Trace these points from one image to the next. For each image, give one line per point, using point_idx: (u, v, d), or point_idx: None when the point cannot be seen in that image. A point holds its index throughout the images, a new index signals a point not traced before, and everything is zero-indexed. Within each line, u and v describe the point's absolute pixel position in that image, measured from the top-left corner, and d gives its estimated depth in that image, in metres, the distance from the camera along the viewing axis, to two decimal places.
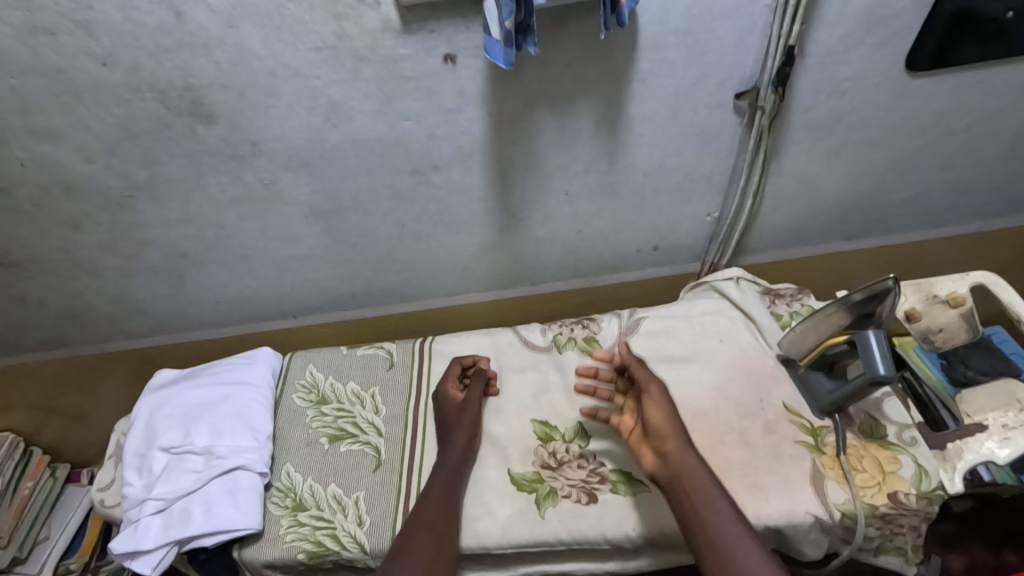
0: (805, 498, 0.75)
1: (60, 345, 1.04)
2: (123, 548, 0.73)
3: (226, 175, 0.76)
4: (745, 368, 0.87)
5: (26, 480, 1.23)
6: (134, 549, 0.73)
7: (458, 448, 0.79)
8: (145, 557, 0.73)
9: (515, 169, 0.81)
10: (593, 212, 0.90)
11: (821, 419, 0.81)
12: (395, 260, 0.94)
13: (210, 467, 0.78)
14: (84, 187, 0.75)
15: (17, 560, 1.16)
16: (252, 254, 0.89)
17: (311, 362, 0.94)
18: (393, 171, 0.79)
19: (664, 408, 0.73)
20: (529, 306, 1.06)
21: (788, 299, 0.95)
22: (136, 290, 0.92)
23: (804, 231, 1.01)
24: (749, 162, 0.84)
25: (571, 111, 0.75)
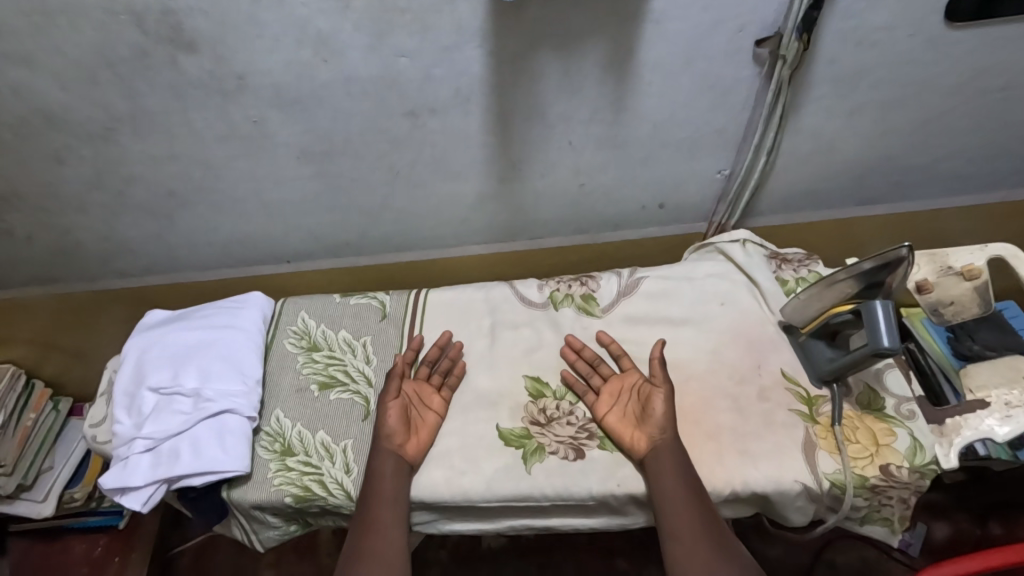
0: (795, 467, 0.74)
1: (53, 282, 1.03)
2: (113, 483, 0.74)
3: (211, 111, 0.72)
4: (744, 333, 0.85)
5: (29, 411, 1.26)
6: (125, 486, 0.74)
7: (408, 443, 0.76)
8: (136, 493, 0.74)
9: (516, 116, 0.76)
10: (597, 166, 0.86)
11: (818, 388, 0.80)
12: (389, 208, 0.91)
13: (199, 409, 0.78)
14: (63, 117, 0.71)
15: (23, 487, 1.22)
16: (242, 196, 0.86)
17: (303, 309, 0.93)
18: (387, 113, 0.74)
19: (664, 408, 0.75)
20: (528, 261, 1.04)
21: (795, 264, 0.91)
22: (125, 228, 0.90)
23: (818, 194, 0.96)
24: (765, 117, 0.79)
25: (578, 54, 0.69)
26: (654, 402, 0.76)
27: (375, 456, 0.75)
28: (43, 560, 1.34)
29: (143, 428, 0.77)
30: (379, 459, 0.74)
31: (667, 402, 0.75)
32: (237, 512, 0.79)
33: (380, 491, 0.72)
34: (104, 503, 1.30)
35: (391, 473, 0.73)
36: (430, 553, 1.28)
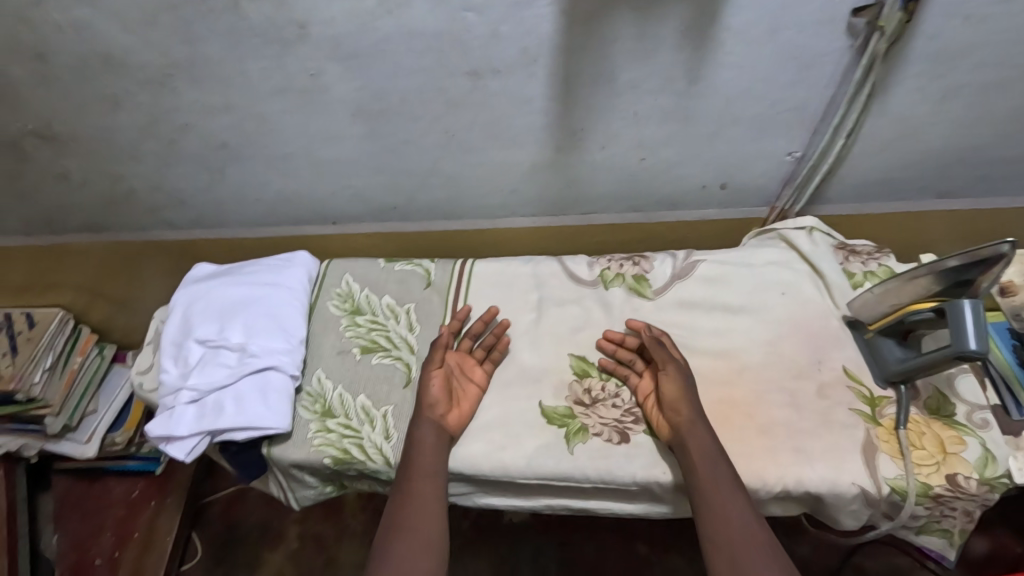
0: (853, 469, 0.70)
1: (103, 230, 1.04)
2: (159, 431, 0.74)
3: (270, 61, 0.70)
4: (806, 326, 0.81)
5: (76, 355, 1.28)
6: (170, 434, 0.74)
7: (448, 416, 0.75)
8: (181, 443, 0.75)
9: (582, 81, 0.72)
10: (660, 140, 0.82)
11: (883, 389, 0.75)
12: (440, 173, 0.88)
13: (244, 364, 0.78)
14: (122, 61, 0.70)
15: (69, 428, 1.26)
16: (293, 153, 0.84)
17: (348, 271, 0.92)
18: (449, 72, 0.71)
19: (683, 388, 0.72)
20: (575, 237, 1.01)
21: (864, 256, 0.86)
22: (176, 179, 0.90)
23: (892, 183, 0.90)
24: (850, 95, 0.74)
25: (656, 17, 0.65)
26: (665, 381, 0.74)
27: (416, 427, 0.74)
28: (84, 498, 1.39)
29: (189, 379, 0.77)
30: (419, 428, 0.73)
31: (683, 382, 0.73)
32: (275, 469, 0.80)
33: (418, 464, 0.70)
34: (142, 449, 1.35)
35: (432, 445, 0.72)
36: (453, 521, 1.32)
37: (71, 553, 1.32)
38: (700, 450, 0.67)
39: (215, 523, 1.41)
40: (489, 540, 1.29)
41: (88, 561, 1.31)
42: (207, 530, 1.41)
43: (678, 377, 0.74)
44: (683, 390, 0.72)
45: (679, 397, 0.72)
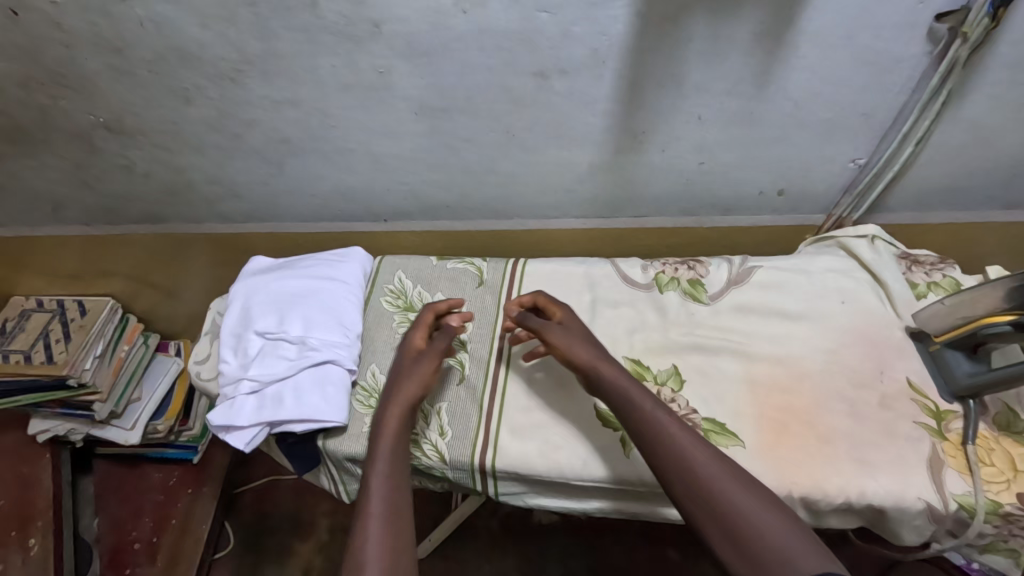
0: (918, 483, 0.68)
1: (160, 221, 1.06)
2: (220, 420, 0.76)
3: (341, 58, 0.71)
4: (869, 336, 0.79)
5: (123, 343, 1.31)
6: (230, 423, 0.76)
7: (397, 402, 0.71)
8: (241, 433, 0.76)
9: (649, 82, 0.72)
10: (722, 143, 0.81)
11: (949, 402, 0.74)
12: (496, 173, 0.88)
13: (302, 357, 0.79)
14: (197, 55, 0.71)
15: (115, 414, 1.29)
16: (353, 149, 0.85)
17: (400, 268, 0.93)
18: (516, 71, 0.72)
19: (589, 353, 0.71)
20: (624, 239, 1.00)
21: (927, 267, 0.84)
22: (236, 173, 0.91)
23: (956, 193, 0.88)
24: (924, 102, 0.72)
25: (733, 19, 0.64)
26: (574, 347, 0.72)
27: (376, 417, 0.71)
28: (124, 483, 1.42)
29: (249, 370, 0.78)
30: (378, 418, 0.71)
31: (592, 347, 0.72)
32: (329, 461, 0.81)
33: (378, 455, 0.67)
34: (181, 437, 1.37)
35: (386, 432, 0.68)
36: (481, 520, 1.33)
37: (110, 535, 1.35)
38: (659, 422, 0.63)
39: (247, 511, 1.45)
40: (518, 538, 1.30)
41: (128, 544, 1.34)
42: (239, 518, 1.44)
43: (579, 341, 0.73)
44: (594, 354, 0.71)
45: (603, 367, 0.69)
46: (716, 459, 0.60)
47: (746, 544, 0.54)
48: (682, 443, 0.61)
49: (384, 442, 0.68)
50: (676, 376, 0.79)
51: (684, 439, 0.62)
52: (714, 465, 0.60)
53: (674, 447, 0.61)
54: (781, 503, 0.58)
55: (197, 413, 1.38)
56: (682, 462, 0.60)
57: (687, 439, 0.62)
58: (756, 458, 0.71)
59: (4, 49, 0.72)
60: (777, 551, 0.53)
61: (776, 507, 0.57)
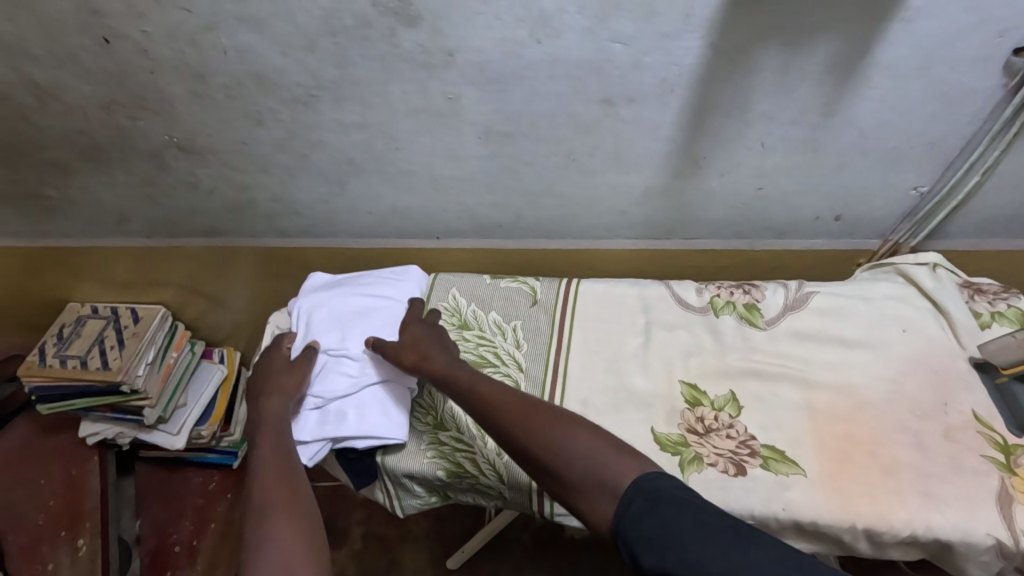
0: (987, 519, 0.67)
1: (218, 235, 1.10)
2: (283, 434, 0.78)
3: (413, 84, 0.73)
4: (932, 366, 0.78)
5: (172, 350, 1.33)
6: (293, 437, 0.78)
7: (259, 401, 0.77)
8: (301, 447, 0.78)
9: (715, 111, 0.73)
10: (782, 169, 0.81)
11: (1018, 437, 0.72)
12: (553, 195, 0.90)
13: (363, 375, 0.81)
14: (275, 81, 0.74)
15: (162, 419, 1.31)
16: (415, 170, 0.87)
17: (454, 286, 0.94)
18: (584, 98, 0.73)
19: (408, 353, 0.78)
20: (674, 260, 1.01)
21: (991, 296, 0.83)
22: (298, 191, 0.94)
23: (1019, 221, 0.87)
24: (994, 132, 0.72)
25: (805, 51, 0.65)
26: (399, 351, 0.79)
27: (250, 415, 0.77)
28: (166, 486, 1.45)
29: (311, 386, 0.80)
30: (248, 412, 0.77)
31: (420, 345, 0.79)
32: (386, 477, 0.82)
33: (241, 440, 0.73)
34: (223, 443, 1.43)
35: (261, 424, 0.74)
36: (513, 533, 1.34)
37: (152, 538, 1.39)
38: (473, 392, 0.70)
39: None
40: (553, 554, 1.30)
41: (169, 546, 1.38)
42: None
43: (401, 343, 0.80)
44: (424, 352, 0.78)
45: (409, 358, 0.77)
46: (562, 415, 0.65)
47: (582, 489, 0.58)
48: (509, 408, 0.66)
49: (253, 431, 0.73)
50: (733, 401, 0.79)
51: (520, 402, 0.67)
52: (564, 421, 0.64)
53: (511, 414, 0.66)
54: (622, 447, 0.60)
55: (238, 420, 1.44)
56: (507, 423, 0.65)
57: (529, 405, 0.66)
58: (819, 488, 0.70)
59: (93, 73, 0.75)
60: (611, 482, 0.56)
61: (611, 448, 0.59)
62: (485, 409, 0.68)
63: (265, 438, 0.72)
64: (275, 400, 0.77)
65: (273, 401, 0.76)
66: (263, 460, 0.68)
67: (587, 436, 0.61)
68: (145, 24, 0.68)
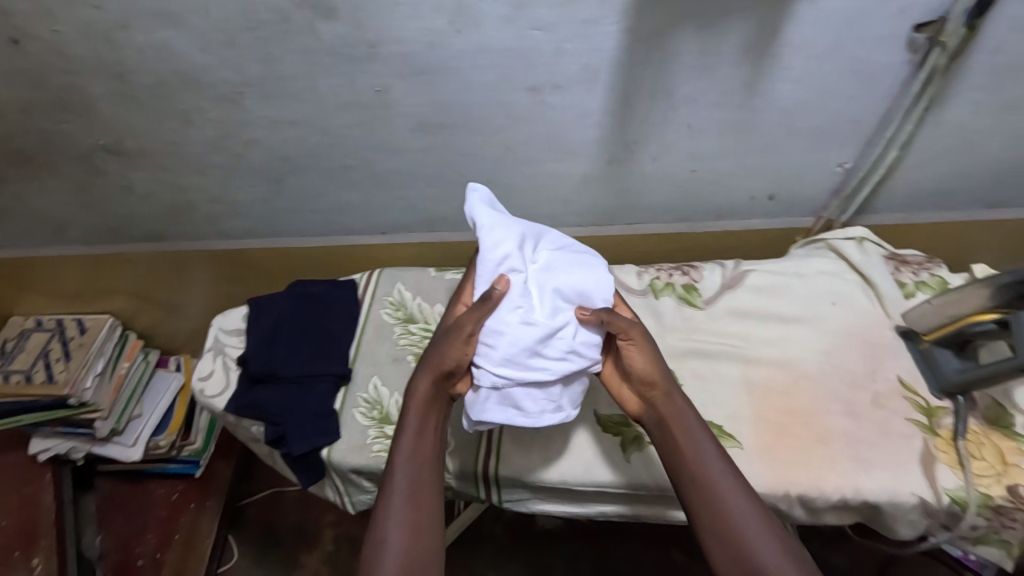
0: (911, 479, 0.70)
1: (160, 240, 1.07)
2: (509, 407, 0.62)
3: (339, 78, 0.72)
4: (860, 337, 0.81)
5: (124, 360, 1.31)
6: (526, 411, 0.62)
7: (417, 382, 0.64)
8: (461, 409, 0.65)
9: (641, 96, 0.74)
10: (713, 152, 0.83)
11: (939, 399, 0.76)
12: (494, 185, 0.90)
13: (563, 359, 0.61)
14: (198, 78, 0.73)
15: (115, 431, 1.28)
16: (354, 165, 0.87)
17: (399, 281, 0.94)
18: (512, 87, 0.73)
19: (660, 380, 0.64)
20: (621, 247, 1.02)
21: (915, 267, 0.86)
22: (236, 191, 0.93)
23: (943, 193, 0.91)
24: (906, 108, 0.74)
25: (719, 33, 0.66)
26: (639, 363, 0.64)
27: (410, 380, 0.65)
28: (129, 500, 1.42)
29: (492, 361, 0.61)
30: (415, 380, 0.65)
31: (653, 360, 0.65)
32: (334, 473, 0.82)
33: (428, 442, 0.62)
34: (183, 452, 1.36)
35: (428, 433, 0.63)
36: (485, 527, 1.35)
37: (116, 553, 1.35)
38: (666, 425, 0.63)
39: (253, 524, 1.44)
40: (523, 544, 1.32)
41: (133, 560, 1.34)
42: (245, 533, 1.42)
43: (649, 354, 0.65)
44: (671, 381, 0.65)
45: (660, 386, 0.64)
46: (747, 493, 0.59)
47: None
48: (699, 462, 0.60)
49: (412, 419, 0.63)
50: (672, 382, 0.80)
51: (713, 456, 0.61)
52: (742, 497, 0.58)
53: (700, 467, 0.60)
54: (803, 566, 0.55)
55: (199, 428, 1.37)
56: (693, 473, 0.60)
57: (719, 461, 0.60)
58: (752, 459, 0.73)
59: (9, 75, 0.73)
60: None
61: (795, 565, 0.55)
62: (671, 445, 0.62)
63: (411, 442, 0.62)
64: (426, 382, 0.64)
65: (427, 380, 0.64)
66: (407, 484, 0.59)
67: (763, 527, 0.57)
68: (57, 23, 0.67)
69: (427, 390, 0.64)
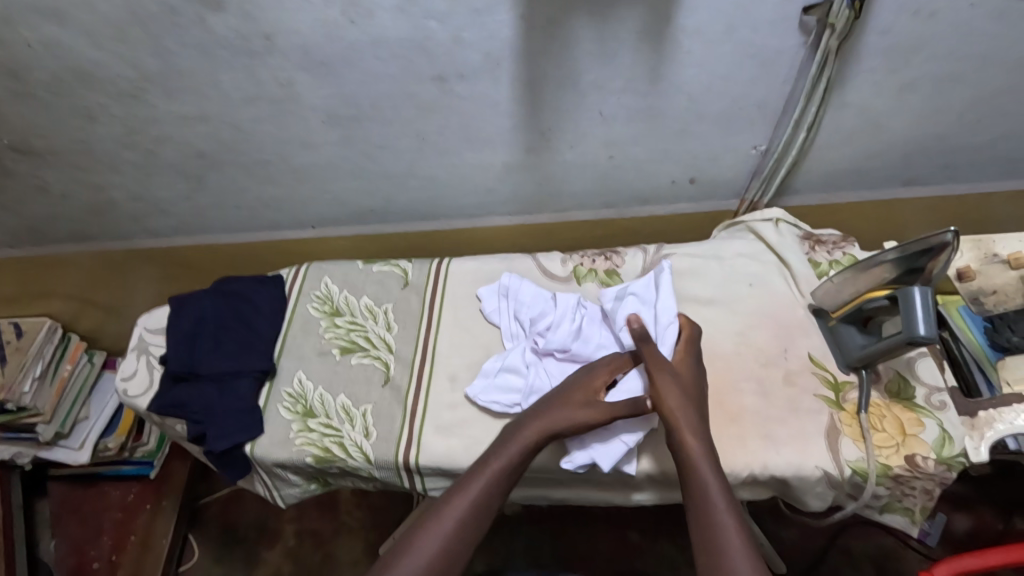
0: (816, 453, 0.72)
1: (86, 240, 1.05)
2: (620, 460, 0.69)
3: (240, 72, 0.72)
4: (775, 316, 0.83)
5: (66, 362, 1.24)
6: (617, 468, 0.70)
7: (567, 408, 0.68)
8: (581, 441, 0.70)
9: (547, 83, 0.74)
10: (628, 138, 0.84)
11: (846, 374, 0.78)
12: (415, 176, 0.90)
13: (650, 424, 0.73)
14: (94, 75, 0.72)
15: (60, 435, 1.21)
16: (271, 160, 0.86)
17: (326, 274, 0.93)
18: (416, 78, 0.73)
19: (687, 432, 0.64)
20: (552, 233, 1.02)
21: (829, 246, 0.88)
22: (155, 188, 0.91)
23: (859, 173, 0.93)
24: (808, 90, 0.76)
25: (614, 20, 0.66)
26: (669, 400, 0.65)
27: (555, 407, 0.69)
28: (82, 503, 1.32)
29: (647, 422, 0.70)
30: (565, 408, 0.68)
31: (686, 407, 0.65)
32: (259, 468, 0.82)
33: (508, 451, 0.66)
34: (137, 453, 1.29)
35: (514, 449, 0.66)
36: None
37: (71, 556, 1.26)
38: (694, 484, 0.61)
39: (212, 524, 1.38)
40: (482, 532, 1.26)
41: (88, 563, 1.24)
42: (205, 532, 1.37)
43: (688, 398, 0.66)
44: (692, 412, 0.65)
45: (688, 438, 0.64)
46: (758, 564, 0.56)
47: None
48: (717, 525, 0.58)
49: (520, 438, 0.67)
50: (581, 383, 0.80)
51: (732, 524, 0.58)
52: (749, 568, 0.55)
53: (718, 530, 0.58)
54: None
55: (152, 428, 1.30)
56: (707, 532, 0.58)
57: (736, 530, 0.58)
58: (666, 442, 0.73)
59: None
60: None
61: None
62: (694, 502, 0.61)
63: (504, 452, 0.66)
64: (569, 411, 0.68)
65: (536, 435, 0.67)
66: (473, 477, 0.65)
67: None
68: None
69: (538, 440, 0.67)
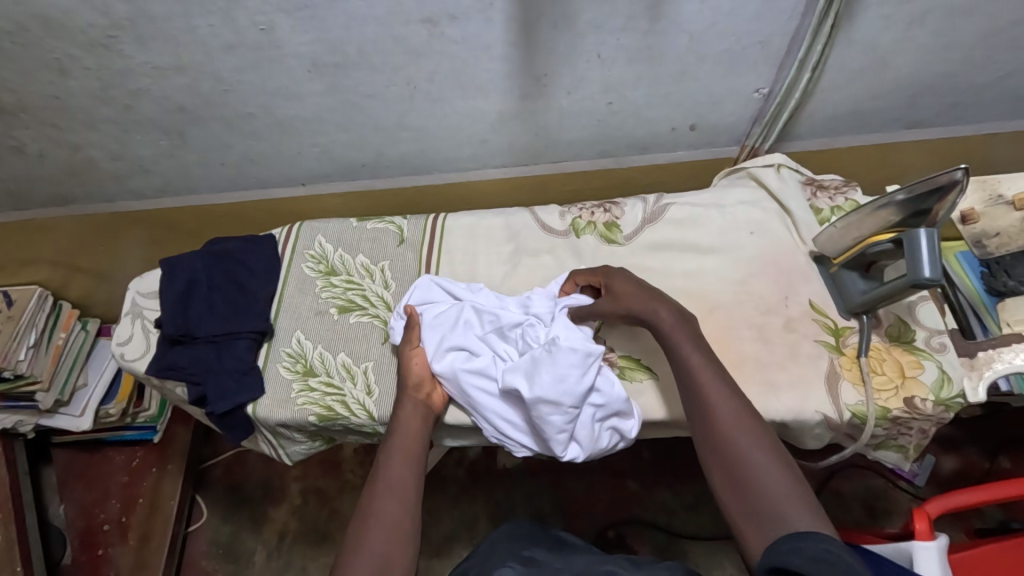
0: (816, 398, 0.72)
1: (69, 203, 1.03)
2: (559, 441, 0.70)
3: (217, 16, 0.68)
4: (776, 263, 0.82)
5: (60, 331, 1.21)
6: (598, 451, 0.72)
7: (415, 390, 0.73)
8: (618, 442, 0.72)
9: (542, 24, 0.71)
10: (626, 83, 0.81)
11: (847, 319, 0.77)
12: (406, 127, 0.86)
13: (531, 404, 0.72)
14: (63, 22, 0.68)
15: (60, 402, 1.21)
16: (256, 113, 0.83)
17: (320, 233, 0.91)
18: (403, 20, 0.69)
19: (661, 314, 0.69)
20: (547, 184, 1.00)
21: (832, 192, 0.87)
22: (136, 146, 0.88)
23: (862, 115, 0.91)
24: (814, 26, 0.73)
25: None
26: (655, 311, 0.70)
27: (403, 387, 0.73)
28: (87, 468, 1.35)
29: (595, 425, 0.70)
30: (407, 389, 0.73)
31: (667, 307, 0.70)
32: (262, 428, 0.82)
33: (401, 429, 0.70)
34: (138, 418, 1.29)
35: (412, 426, 0.70)
36: (447, 471, 1.31)
37: (79, 520, 1.30)
38: (672, 346, 0.67)
39: (218, 484, 1.37)
40: (484, 485, 1.29)
41: (98, 526, 1.29)
42: (211, 490, 1.37)
43: (666, 306, 0.70)
44: (661, 304, 0.70)
45: (672, 329, 0.68)
46: (742, 407, 0.62)
47: (731, 466, 0.59)
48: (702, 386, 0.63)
49: (405, 412, 0.71)
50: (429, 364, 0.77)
51: (710, 379, 0.63)
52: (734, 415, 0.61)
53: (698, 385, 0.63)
54: (774, 454, 0.59)
55: (152, 393, 1.30)
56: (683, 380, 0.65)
57: (713, 377, 0.64)
58: None
59: None
60: (755, 478, 0.57)
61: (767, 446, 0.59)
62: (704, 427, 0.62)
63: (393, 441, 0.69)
64: (419, 390, 0.73)
65: (404, 439, 0.69)
66: (390, 461, 0.68)
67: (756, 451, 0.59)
68: None
69: (410, 433, 0.70)
